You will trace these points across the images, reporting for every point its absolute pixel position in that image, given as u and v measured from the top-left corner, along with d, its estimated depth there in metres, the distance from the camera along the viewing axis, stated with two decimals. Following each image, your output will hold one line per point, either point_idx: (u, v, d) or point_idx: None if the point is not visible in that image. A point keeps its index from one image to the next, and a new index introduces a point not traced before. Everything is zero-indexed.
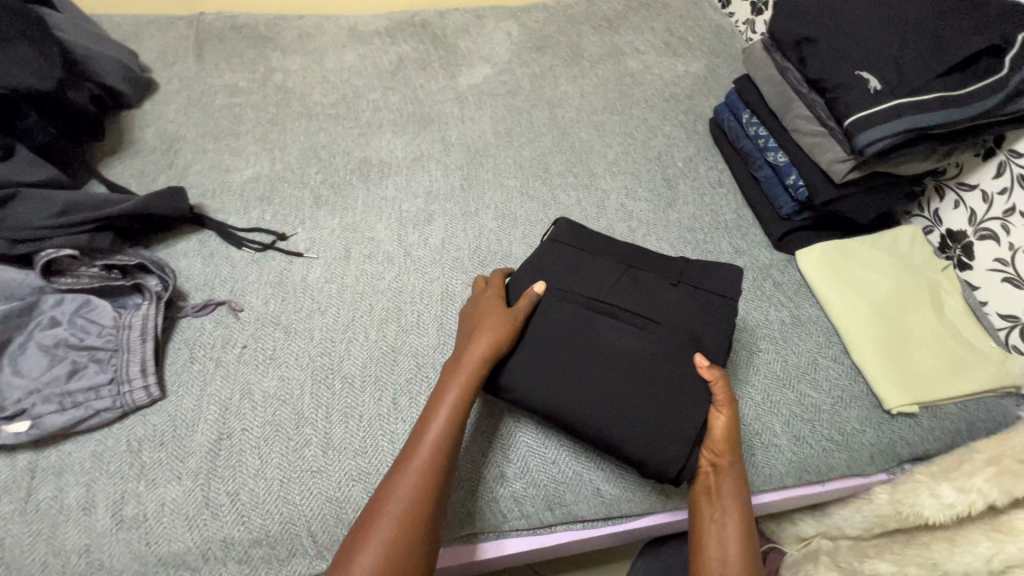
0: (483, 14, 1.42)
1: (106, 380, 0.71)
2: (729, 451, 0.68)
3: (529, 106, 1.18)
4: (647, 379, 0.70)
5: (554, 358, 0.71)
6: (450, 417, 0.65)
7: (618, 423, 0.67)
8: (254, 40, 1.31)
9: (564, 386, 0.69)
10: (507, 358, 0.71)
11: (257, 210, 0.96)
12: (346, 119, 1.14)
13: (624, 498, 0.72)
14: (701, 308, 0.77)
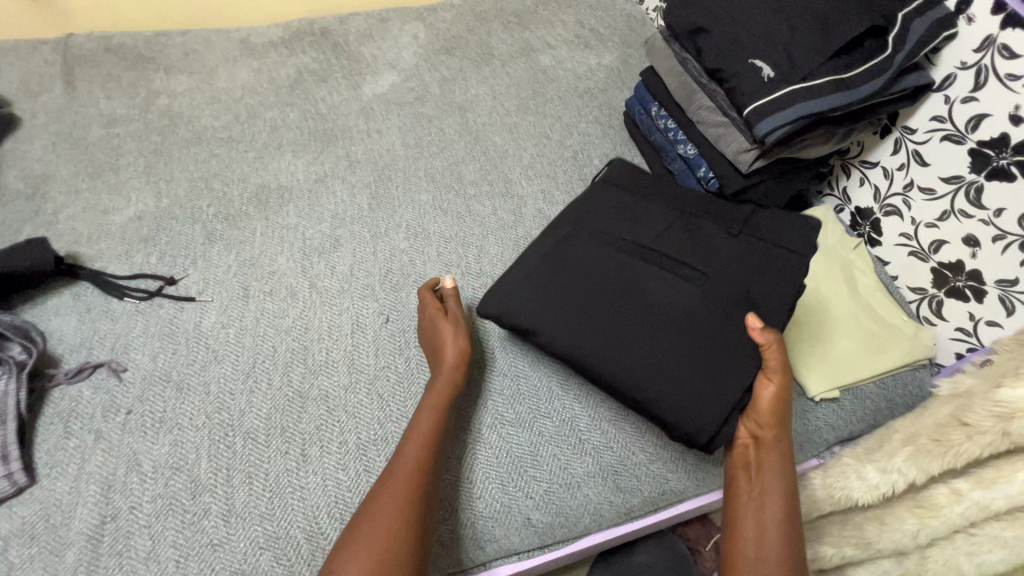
0: (387, 17, 1.34)
1: None
2: (774, 425, 0.67)
3: (438, 112, 1.12)
4: (688, 331, 0.71)
5: (599, 313, 0.72)
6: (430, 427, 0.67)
7: (648, 380, 0.68)
8: (132, 60, 1.19)
9: (597, 338, 0.70)
10: (551, 320, 0.72)
11: (140, 254, 0.87)
12: (240, 142, 1.05)
13: (566, 514, 0.69)
14: (754, 256, 0.77)
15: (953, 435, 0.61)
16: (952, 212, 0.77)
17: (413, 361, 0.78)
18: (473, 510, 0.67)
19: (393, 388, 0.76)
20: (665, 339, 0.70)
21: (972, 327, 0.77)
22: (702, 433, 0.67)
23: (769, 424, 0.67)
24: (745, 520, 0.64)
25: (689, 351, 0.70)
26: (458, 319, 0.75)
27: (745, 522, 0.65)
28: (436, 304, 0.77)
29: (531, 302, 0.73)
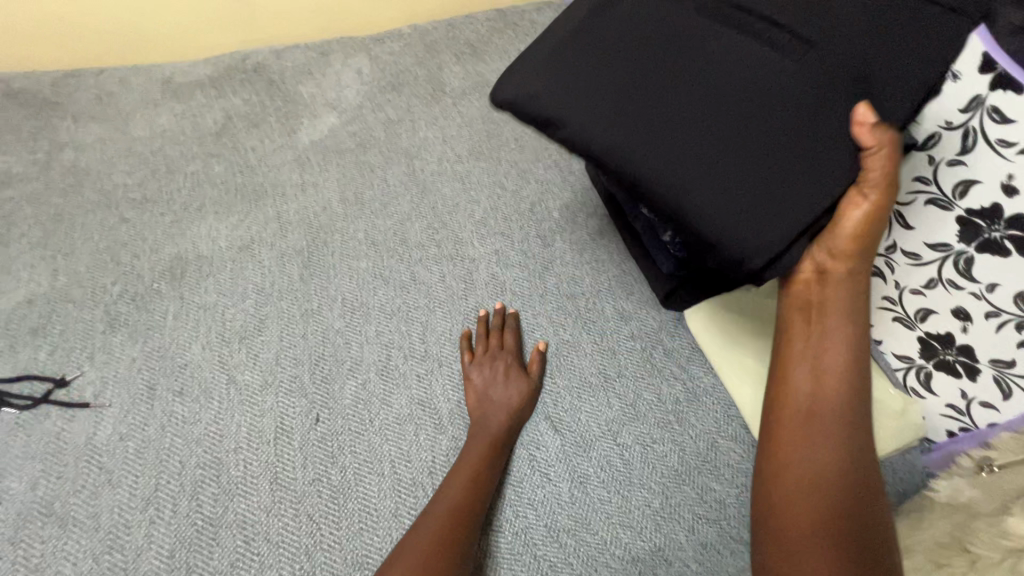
0: (329, 49, 1.23)
1: None
2: (849, 257, 0.55)
3: (382, 161, 1.02)
4: (764, 122, 0.53)
5: (644, 104, 0.56)
6: (469, 476, 0.66)
7: (704, 172, 0.54)
8: (35, 106, 1.06)
9: (646, 125, 0.55)
10: (566, 61, 0.59)
11: (28, 350, 0.75)
12: (155, 203, 0.93)
13: (628, 531, 0.66)
14: (868, 21, 0.57)
15: (955, 561, 0.52)
16: (940, 281, 0.69)
17: (347, 471, 0.68)
18: (502, 545, 0.65)
19: (324, 507, 0.65)
20: (733, 137, 0.54)
21: (964, 407, 0.71)
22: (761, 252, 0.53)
23: (843, 255, 0.55)
24: (795, 376, 0.56)
25: (766, 150, 0.53)
26: (513, 357, 0.76)
27: (803, 404, 0.55)
28: (490, 342, 0.78)
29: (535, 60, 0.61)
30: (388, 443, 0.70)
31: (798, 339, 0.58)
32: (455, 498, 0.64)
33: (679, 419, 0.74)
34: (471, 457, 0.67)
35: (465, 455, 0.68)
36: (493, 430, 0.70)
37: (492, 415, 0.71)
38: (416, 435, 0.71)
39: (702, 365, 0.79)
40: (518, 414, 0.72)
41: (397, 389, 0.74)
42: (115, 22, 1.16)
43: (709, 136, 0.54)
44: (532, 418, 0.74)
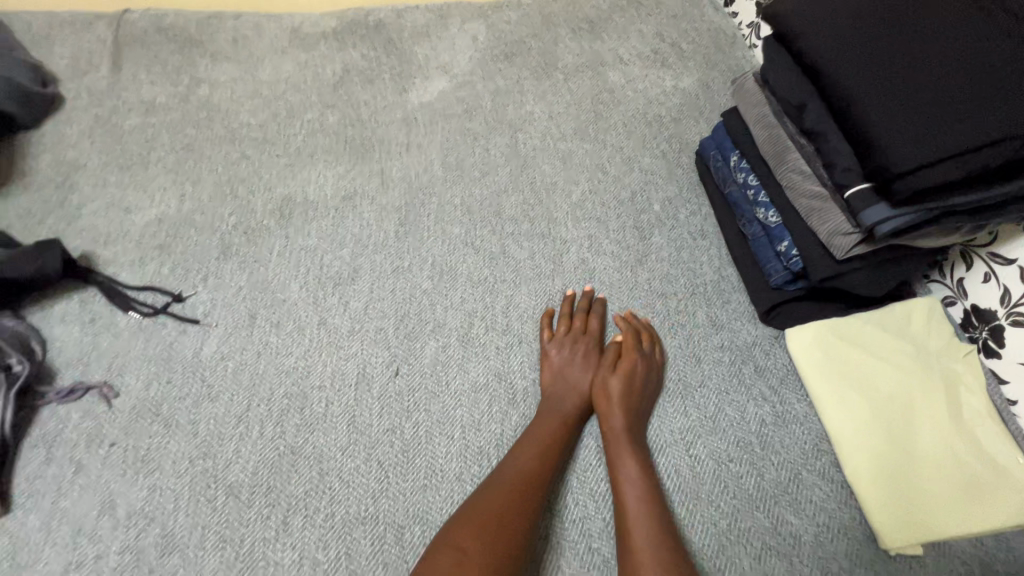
0: (447, 13, 1.23)
1: None
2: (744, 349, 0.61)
3: (486, 130, 1.01)
4: (935, 72, 0.58)
5: (890, 60, 0.60)
6: (533, 455, 0.64)
7: (881, 102, 0.59)
8: (182, 43, 1.15)
9: (830, 24, 0.65)
10: (803, 27, 0.66)
11: (153, 263, 0.82)
12: (273, 144, 0.98)
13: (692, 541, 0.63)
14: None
15: None
16: None
17: (420, 428, 0.69)
18: (559, 525, 0.64)
19: (394, 457, 0.67)
20: (912, 63, 0.59)
21: None
22: (905, 155, 0.56)
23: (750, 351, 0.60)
24: None
25: (945, 75, 0.58)
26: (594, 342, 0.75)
27: None
28: (574, 325, 0.76)
29: (830, 24, 0.65)
30: (460, 408, 0.71)
31: None
32: (519, 473, 0.62)
33: (762, 443, 0.69)
34: (534, 437, 0.66)
35: (529, 434, 0.67)
36: (565, 412, 0.68)
37: (566, 397, 0.70)
38: (489, 406, 0.71)
39: (795, 391, 0.73)
40: (596, 397, 0.71)
41: (475, 357, 0.75)
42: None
43: (889, 60, 0.60)
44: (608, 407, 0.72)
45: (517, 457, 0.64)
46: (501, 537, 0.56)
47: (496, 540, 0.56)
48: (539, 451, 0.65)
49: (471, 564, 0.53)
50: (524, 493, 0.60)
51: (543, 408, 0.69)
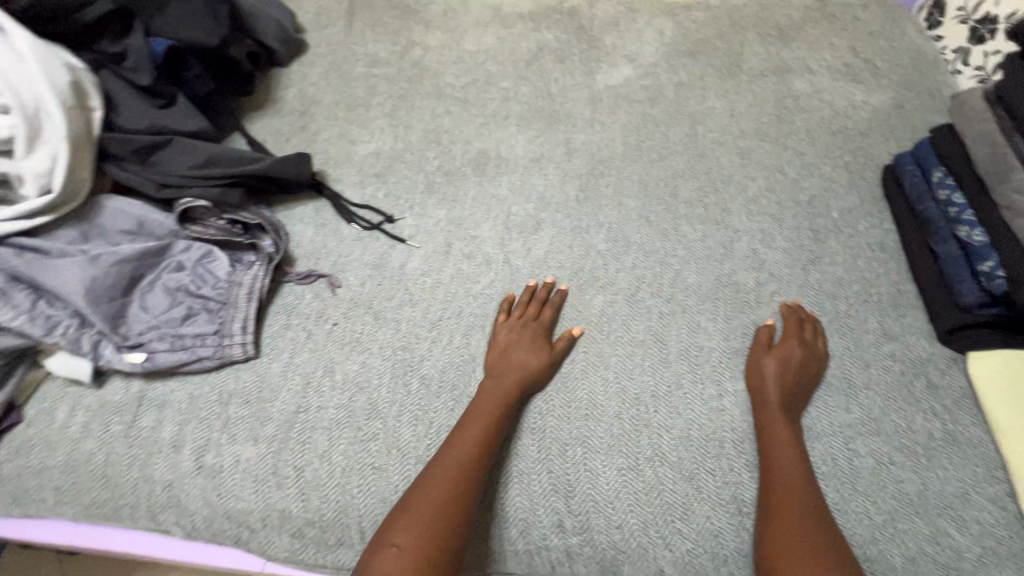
0: (636, 7, 1.30)
1: (212, 331, 0.75)
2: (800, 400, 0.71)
3: (667, 118, 1.06)
4: None
5: None
6: (479, 436, 0.66)
7: None
8: (401, 11, 1.30)
9: None
10: None
11: (371, 188, 0.96)
12: (473, 104, 1.10)
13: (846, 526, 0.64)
14: None
15: None
16: None
17: (580, 364, 0.77)
18: (713, 482, 0.68)
19: (558, 385, 0.76)
20: None
21: None
22: None
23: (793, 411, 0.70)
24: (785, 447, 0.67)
25: None
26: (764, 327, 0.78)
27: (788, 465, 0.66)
28: (530, 309, 0.79)
29: None
30: (616, 356, 0.77)
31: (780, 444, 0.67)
32: (461, 456, 0.64)
33: (928, 454, 0.68)
34: (477, 417, 0.68)
35: (472, 413, 0.69)
36: (504, 393, 0.71)
37: (505, 376, 0.73)
38: (642, 360, 0.76)
39: (971, 414, 0.71)
40: (525, 383, 0.73)
41: (640, 315, 0.80)
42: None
43: None
44: (541, 397, 0.75)
45: (469, 436, 0.66)
46: (464, 515, 0.60)
47: (453, 516, 0.59)
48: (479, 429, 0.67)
49: (424, 531, 0.57)
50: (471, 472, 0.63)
51: (483, 389, 0.72)
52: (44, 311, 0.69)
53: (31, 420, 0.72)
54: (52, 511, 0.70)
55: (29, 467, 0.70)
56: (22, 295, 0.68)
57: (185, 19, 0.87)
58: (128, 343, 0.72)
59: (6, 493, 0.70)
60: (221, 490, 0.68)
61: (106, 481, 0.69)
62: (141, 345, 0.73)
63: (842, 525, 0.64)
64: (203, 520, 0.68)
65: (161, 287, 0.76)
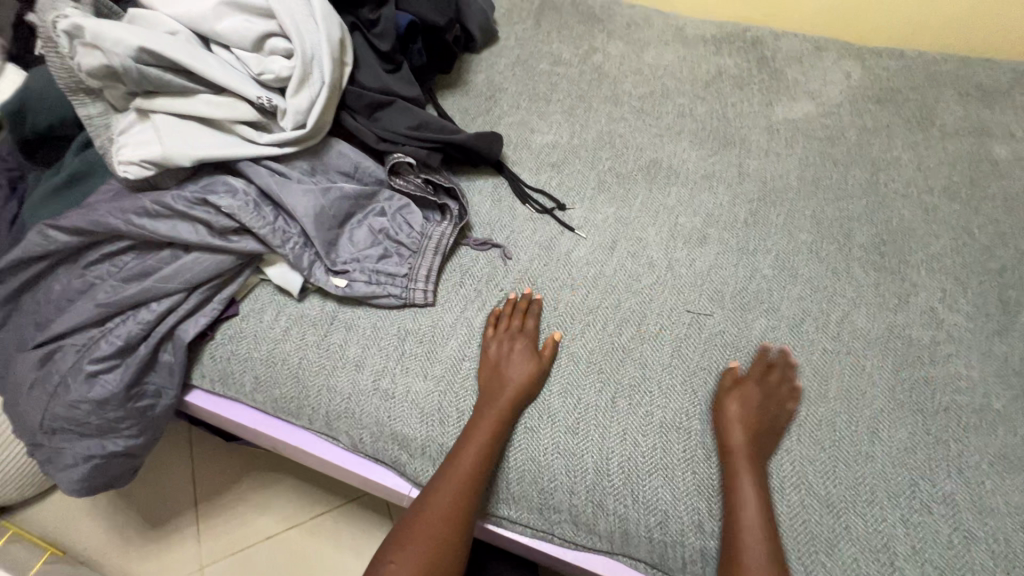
0: (823, 46, 1.27)
1: (402, 272, 0.83)
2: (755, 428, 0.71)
3: (848, 160, 1.04)
4: None
5: None
6: (469, 462, 0.70)
7: None
8: (586, 17, 1.36)
9: None
10: None
11: (546, 175, 1.02)
12: (649, 115, 1.13)
13: None
14: None
15: None
16: None
17: (733, 379, 0.77)
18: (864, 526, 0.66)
19: (707, 392, 0.76)
20: None
21: None
22: None
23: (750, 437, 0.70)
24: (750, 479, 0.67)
25: None
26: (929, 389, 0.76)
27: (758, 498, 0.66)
28: (515, 322, 0.81)
29: None
30: (774, 380, 0.76)
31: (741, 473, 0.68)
32: (468, 465, 0.70)
33: None
34: (474, 443, 0.71)
35: (470, 438, 0.71)
36: (496, 413, 0.73)
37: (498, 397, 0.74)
38: (799, 388, 0.76)
39: None
40: (521, 400, 0.74)
41: (801, 346, 0.79)
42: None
43: None
44: (590, 395, 0.77)
45: (467, 461, 0.70)
46: (460, 532, 0.69)
47: (454, 533, 0.68)
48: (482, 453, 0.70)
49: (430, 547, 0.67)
50: (469, 494, 0.69)
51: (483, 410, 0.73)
52: (276, 225, 0.79)
53: (244, 315, 0.83)
54: (248, 397, 0.81)
55: (236, 355, 0.81)
56: (264, 207, 0.79)
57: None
58: (334, 268, 0.82)
59: (214, 373, 0.82)
60: (392, 413, 0.76)
61: (297, 382, 0.79)
62: (344, 273, 0.82)
63: None
64: (372, 437, 0.77)
65: (368, 226, 0.86)
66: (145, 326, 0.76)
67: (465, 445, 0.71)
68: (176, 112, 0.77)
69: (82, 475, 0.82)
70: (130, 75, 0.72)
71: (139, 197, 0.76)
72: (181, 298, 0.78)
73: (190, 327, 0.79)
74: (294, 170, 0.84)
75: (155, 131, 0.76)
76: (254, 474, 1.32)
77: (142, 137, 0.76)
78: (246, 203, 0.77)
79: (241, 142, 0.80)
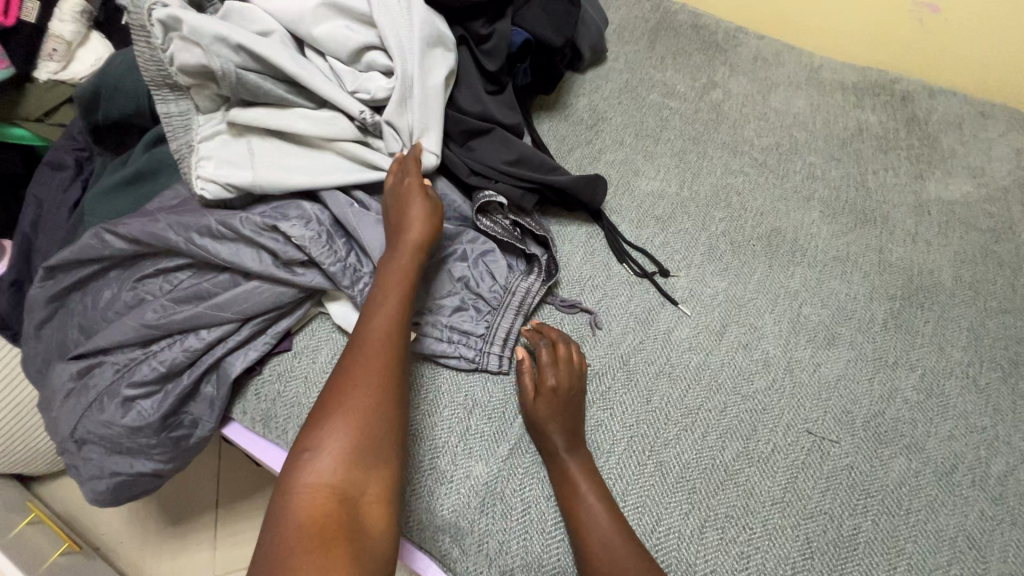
0: (989, 112, 1.08)
1: (479, 333, 0.73)
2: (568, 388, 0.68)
3: (1017, 263, 0.86)
4: None
5: None
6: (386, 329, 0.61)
7: None
8: (707, 44, 1.20)
9: None
10: None
11: (649, 230, 0.89)
12: (773, 171, 0.98)
13: None
14: None
15: None
16: None
17: (862, 533, 0.63)
18: None
19: (826, 544, 0.62)
20: None
21: None
22: None
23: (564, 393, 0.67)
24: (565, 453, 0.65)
25: None
26: None
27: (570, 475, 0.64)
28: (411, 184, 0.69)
29: None
30: (915, 545, 0.62)
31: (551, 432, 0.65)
32: (376, 338, 0.61)
33: None
34: (388, 316, 0.62)
35: (382, 309, 0.62)
36: (406, 261, 0.65)
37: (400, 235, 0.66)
38: (945, 564, 0.61)
39: None
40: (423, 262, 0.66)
41: (951, 505, 0.64)
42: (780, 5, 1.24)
43: None
44: (676, 519, 0.64)
45: (372, 326, 0.61)
46: (387, 402, 0.58)
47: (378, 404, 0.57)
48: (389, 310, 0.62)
49: (354, 424, 0.55)
50: (389, 365, 0.59)
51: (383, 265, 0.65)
52: (347, 258, 0.69)
53: (297, 352, 0.74)
54: (288, 445, 0.73)
55: (282, 397, 0.72)
56: (336, 237, 0.70)
57: (546, 14, 0.86)
58: None
59: (256, 411, 0.73)
60: (445, 501, 0.65)
61: None
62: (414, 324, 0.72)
63: None
64: (418, 523, 0.66)
65: (445, 271, 0.75)
66: (191, 354, 0.69)
67: (370, 312, 0.62)
68: (269, 127, 0.69)
69: (106, 495, 0.76)
70: (227, 79, 0.66)
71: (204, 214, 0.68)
72: (232, 329, 0.70)
73: (238, 361, 0.71)
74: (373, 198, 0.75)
75: (249, 151, 0.69)
76: (277, 486, 1.25)
77: (231, 154, 0.69)
78: (318, 229, 0.68)
79: (340, 166, 0.72)
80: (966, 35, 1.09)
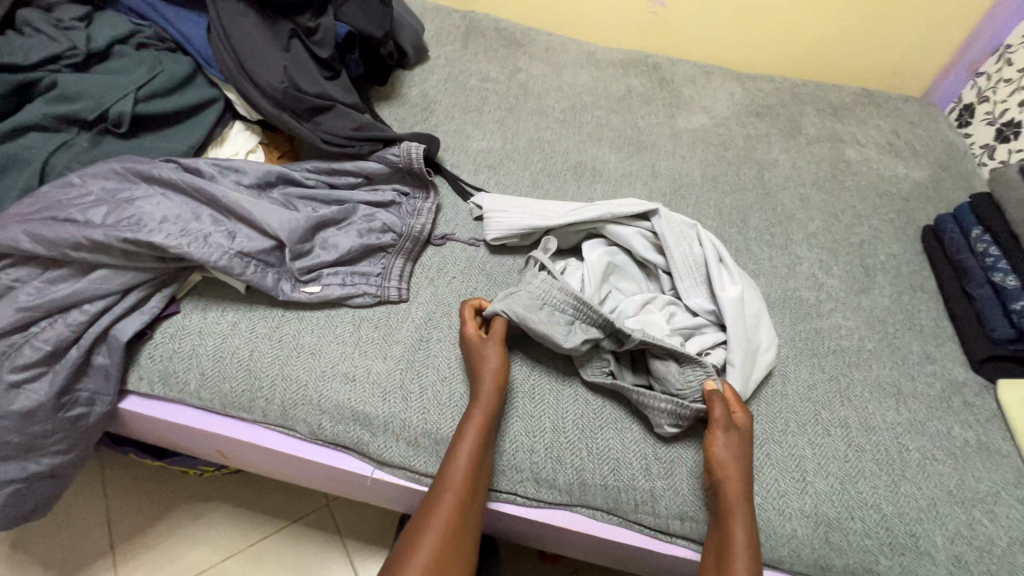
0: (712, 71, 1.48)
1: (375, 272, 0.86)
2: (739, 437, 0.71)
3: (738, 161, 1.22)
4: None
5: None
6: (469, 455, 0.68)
7: None
8: (510, 42, 1.47)
9: None
10: None
11: (484, 175, 1.10)
12: (571, 125, 1.25)
13: (900, 502, 0.73)
14: None
15: None
16: None
17: None
18: (781, 451, 0.77)
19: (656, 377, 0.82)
20: None
21: None
22: None
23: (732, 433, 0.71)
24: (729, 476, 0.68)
25: None
26: (816, 342, 0.90)
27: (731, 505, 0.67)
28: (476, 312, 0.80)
29: None
30: None
31: (728, 472, 0.69)
32: (461, 460, 0.68)
33: (966, 457, 0.78)
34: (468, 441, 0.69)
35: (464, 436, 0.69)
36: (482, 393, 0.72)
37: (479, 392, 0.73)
38: None
39: (1000, 430, 0.82)
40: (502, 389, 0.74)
41: None
42: (558, 11, 1.57)
43: None
44: (543, 363, 0.83)
45: (456, 459, 0.68)
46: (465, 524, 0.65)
47: (458, 523, 0.65)
48: (473, 459, 0.68)
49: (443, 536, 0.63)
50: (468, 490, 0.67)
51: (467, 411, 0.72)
52: (218, 234, 0.77)
53: (186, 311, 0.81)
54: (193, 396, 0.78)
55: (178, 353, 0.78)
56: (203, 216, 0.78)
57: (363, 11, 1.03)
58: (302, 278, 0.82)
59: (154, 373, 0.78)
60: (351, 395, 0.76)
61: (249, 375, 0.77)
62: (313, 281, 0.83)
63: (895, 504, 0.73)
64: (331, 420, 0.76)
65: None
66: (76, 328, 0.72)
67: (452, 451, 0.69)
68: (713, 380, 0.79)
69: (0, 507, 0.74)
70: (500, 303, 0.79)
71: (63, 224, 0.70)
72: (116, 298, 0.75)
73: (127, 326, 0.75)
74: (227, 176, 0.84)
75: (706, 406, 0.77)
76: (180, 506, 1.21)
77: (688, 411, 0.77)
78: (182, 221, 0.76)
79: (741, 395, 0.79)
80: (685, 21, 1.49)
